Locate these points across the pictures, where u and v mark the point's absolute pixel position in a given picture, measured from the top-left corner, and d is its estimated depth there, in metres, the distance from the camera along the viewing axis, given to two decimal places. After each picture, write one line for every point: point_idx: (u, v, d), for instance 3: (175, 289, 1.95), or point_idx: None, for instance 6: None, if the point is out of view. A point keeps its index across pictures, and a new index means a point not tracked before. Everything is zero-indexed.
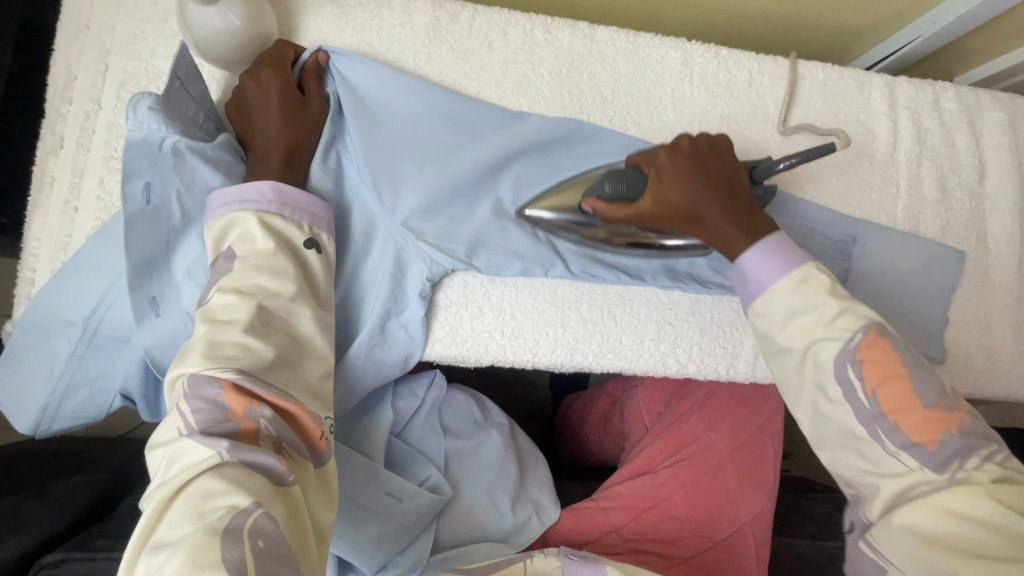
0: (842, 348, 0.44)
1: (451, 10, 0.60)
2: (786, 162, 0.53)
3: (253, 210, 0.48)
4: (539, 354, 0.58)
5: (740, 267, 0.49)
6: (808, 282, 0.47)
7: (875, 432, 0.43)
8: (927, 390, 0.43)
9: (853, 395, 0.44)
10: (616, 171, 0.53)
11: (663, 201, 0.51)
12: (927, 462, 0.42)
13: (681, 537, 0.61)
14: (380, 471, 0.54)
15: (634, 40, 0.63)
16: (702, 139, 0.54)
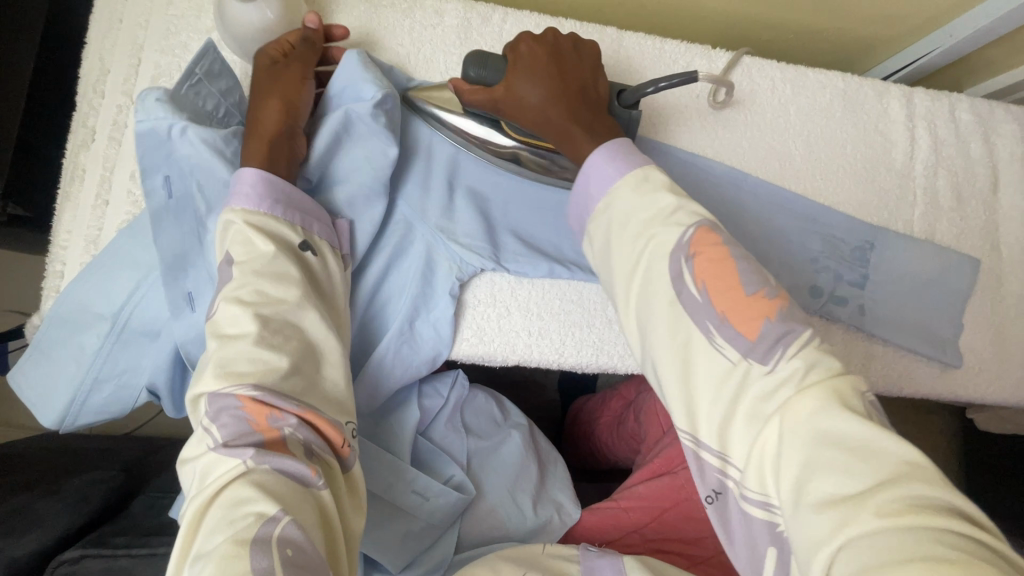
0: (676, 244, 0.40)
1: (481, 12, 0.61)
2: (654, 84, 0.53)
3: (242, 209, 0.45)
4: (565, 354, 0.58)
5: (586, 167, 0.47)
6: (648, 181, 0.45)
7: (709, 329, 0.38)
8: (751, 278, 0.38)
9: (684, 290, 0.39)
10: (479, 55, 0.52)
11: (515, 90, 0.50)
12: (751, 354, 0.36)
13: (701, 537, 0.61)
14: (405, 469, 0.54)
15: (660, 46, 0.64)
16: (566, 38, 0.53)
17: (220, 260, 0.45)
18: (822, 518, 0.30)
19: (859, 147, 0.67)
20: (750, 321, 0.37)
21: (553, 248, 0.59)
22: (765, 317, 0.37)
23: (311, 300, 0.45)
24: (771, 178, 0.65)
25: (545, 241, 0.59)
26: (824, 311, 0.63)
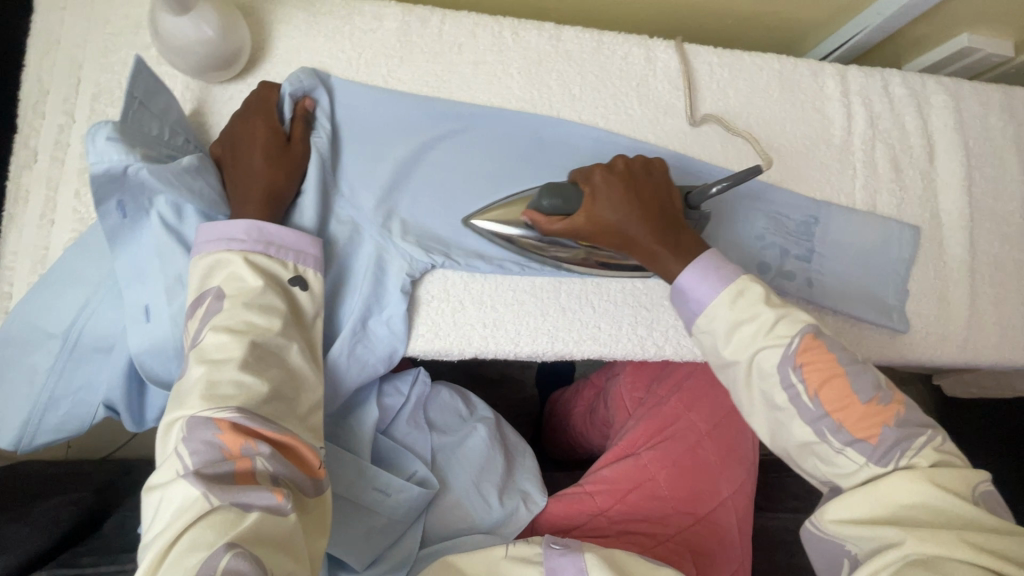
0: (784, 355, 0.48)
1: (420, 14, 0.62)
2: (715, 186, 0.54)
3: (239, 251, 0.49)
4: (521, 344, 0.59)
5: (678, 286, 0.52)
6: (745, 295, 0.50)
7: (823, 431, 0.47)
8: (864, 386, 0.48)
9: (798, 398, 0.48)
10: (555, 185, 0.54)
11: (596, 218, 0.53)
12: (873, 459, 0.46)
13: (665, 516, 0.63)
14: (368, 469, 0.55)
15: (598, 39, 0.66)
16: (636, 163, 0.56)
17: (201, 294, 0.47)
18: (896, 533, 0.42)
19: (799, 127, 0.70)
20: (868, 429, 0.47)
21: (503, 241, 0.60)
22: (883, 423, 0.47)
23: (293, 334, 0.48)
24: (715, 161, 0.66)
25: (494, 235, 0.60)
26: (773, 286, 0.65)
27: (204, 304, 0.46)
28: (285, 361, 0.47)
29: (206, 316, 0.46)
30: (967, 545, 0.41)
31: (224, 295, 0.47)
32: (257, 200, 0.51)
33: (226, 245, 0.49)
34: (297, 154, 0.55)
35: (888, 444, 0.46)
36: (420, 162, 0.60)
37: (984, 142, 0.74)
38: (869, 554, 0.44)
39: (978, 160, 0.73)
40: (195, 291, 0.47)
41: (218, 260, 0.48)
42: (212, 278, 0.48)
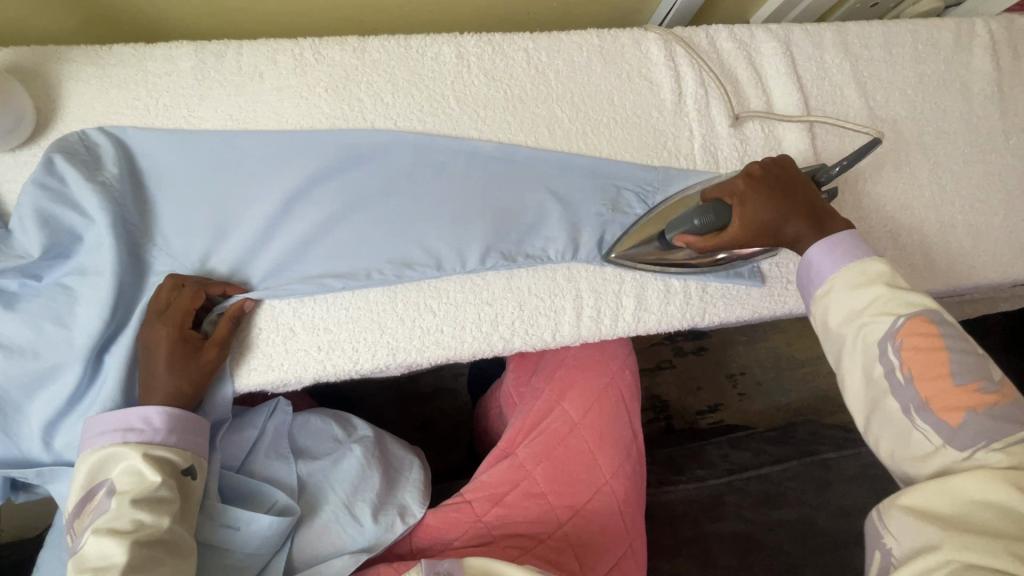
0: (888, 330, 0.50)
1: (214, 49, 0.61)
2: (840, 163, 0.61)
3: (137, 443, 0.49)
4: (360, 362, 0.59)
5: (808, 263, 0.56)
6: (867, 274, 0.53)
7: (908, 409, 0.48)
8: (962, 370, 0.47)
9: (891, 373, 0.49)
10: (702, 206, 0.58)
11: (752, 222, 0.57)
12: (950, 441, 0.46)
13: (543, 512, 0.62)
14: (212, 505, 0.55)
15: (405, 43, 0.65)
16: (775, 162, 0.60)
17: (100, 485, 0.49)
18: (938, 537, 0.42)
19: (628, 98, 0.69)
20: (951, 410, 0.46)
21: (329, 263, 0.60)
22: (970, 409, 0.46)
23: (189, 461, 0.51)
24: (544, 145, 0.66)
25: (318, 258, 0.60)
26: (616, 259, 0.64)
27: (100, 471, 0.49)
28: (167, 473, 0.49)
29: (96, 515, 0.47)
30: (1016, 558, 0.39)
31: (118, 469, 0.49)
32: (161, 398, 0.51)
33: (121, 438, 0.49)
34: (206, 362, 0.52)
35: (973, 428, 0.45)
36: (230, 194, 0.59)
37: (823, 82, 0.74)
38: (908, 553, 0.43)
39: (819, 100, 0.73)
40: (87, 483, 0.48)
41: (113, 455, 0.49)
42: (107, 471, 0.49)
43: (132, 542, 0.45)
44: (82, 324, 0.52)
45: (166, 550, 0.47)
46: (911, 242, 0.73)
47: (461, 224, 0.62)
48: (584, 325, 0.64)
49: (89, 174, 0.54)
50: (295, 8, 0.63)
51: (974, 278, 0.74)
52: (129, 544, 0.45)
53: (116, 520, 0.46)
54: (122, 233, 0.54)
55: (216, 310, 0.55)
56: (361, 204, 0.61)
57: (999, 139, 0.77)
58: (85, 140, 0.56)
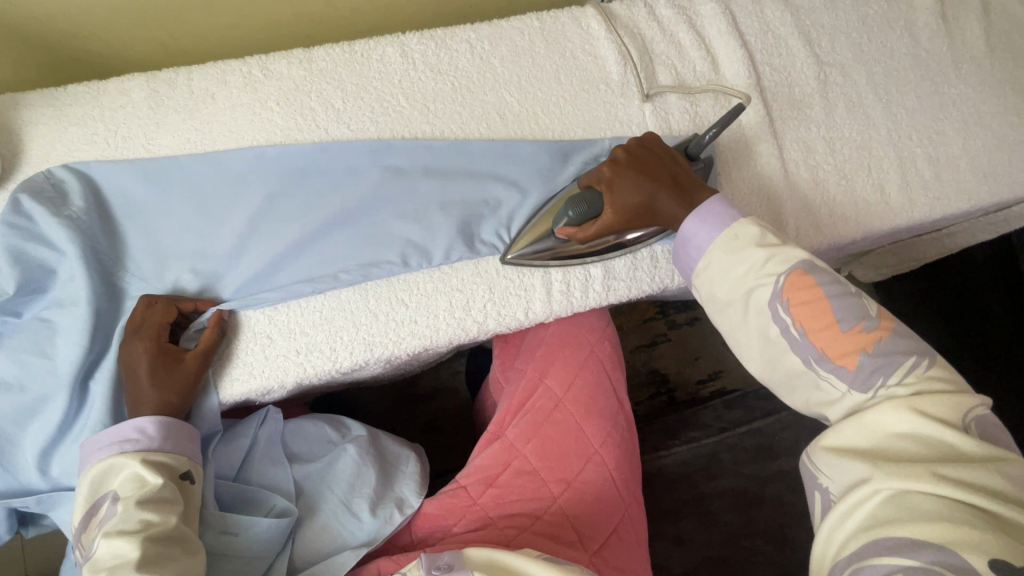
0: (772, 292, 0.50)
1: (165, 78, 0.63)
2: (708, 133, 0.62)
3: (135, 452, 0.50)
4: (340, 360, 0.60)
5: (687, 239, 0.56)
6: (740, 238, 0.53)
7: (808, 362, 0.48)
8: (846, 315, 0.48)
9: (786, 332, 0.49)
10: (573, 196, 0.59)
11: (623, 207, 0.58)
12: (854, 385, 0.46)
13: (537, 489, 0.62)
14: (211, 514, 0.56)
15: (350, 49, 0.67)
16: (639, 141, 0.61)
17: (103, 496, 0.49)
18: (866, 468, 0.41)
19: (573, 75, 0.70)
20: (844, 355, 0.47)
21: (301, 269, 0.61)
22: (861, 350, 0.46)
23: (186, 465, 0.52)
24: (496, 129, 0.67)
25: (289, 266, 0.61)
26: None
27: (103, 482, 0.50)
28: (168, 477, 0.51)
29: (105, 522, 0.48)
30: (939, 478, 0.39)
31: (118, 479, 0.50)
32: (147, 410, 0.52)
33: (119, 449, 0.51)
34: (187, 371, 0.54)
35: (866, 368, 0.46)
36: (196, 215, 0.60)
37: (766, 35, 0.74)
38: (843, 490, 0.42)
39: (764, 54, 0.74)
40: (92, 497, 0.49)
41: (113, 466, 0.50)
42: (108, 482, 0.50)
43: (144, 539, 0.46)
44: (64, 353, 0.54)
45: (177, 546, 0.48)
46: (871, 182, 0.74)
47: (424, 217, 0.63)
48: (555, 300, 0.65)
49: (57, 210, 0.56)
50: (241, 27, 0.66)
51: (938, 210, 0.75)
52: (142, 542, 0.46)
53: (124, 522, 0.47)
54: (93, 262, 0.56)
55: (194, 326, 0.58)
56: (323, 207, 0.62)
57: (950, 70, 0.77)
58: (52, 177, 0.58)
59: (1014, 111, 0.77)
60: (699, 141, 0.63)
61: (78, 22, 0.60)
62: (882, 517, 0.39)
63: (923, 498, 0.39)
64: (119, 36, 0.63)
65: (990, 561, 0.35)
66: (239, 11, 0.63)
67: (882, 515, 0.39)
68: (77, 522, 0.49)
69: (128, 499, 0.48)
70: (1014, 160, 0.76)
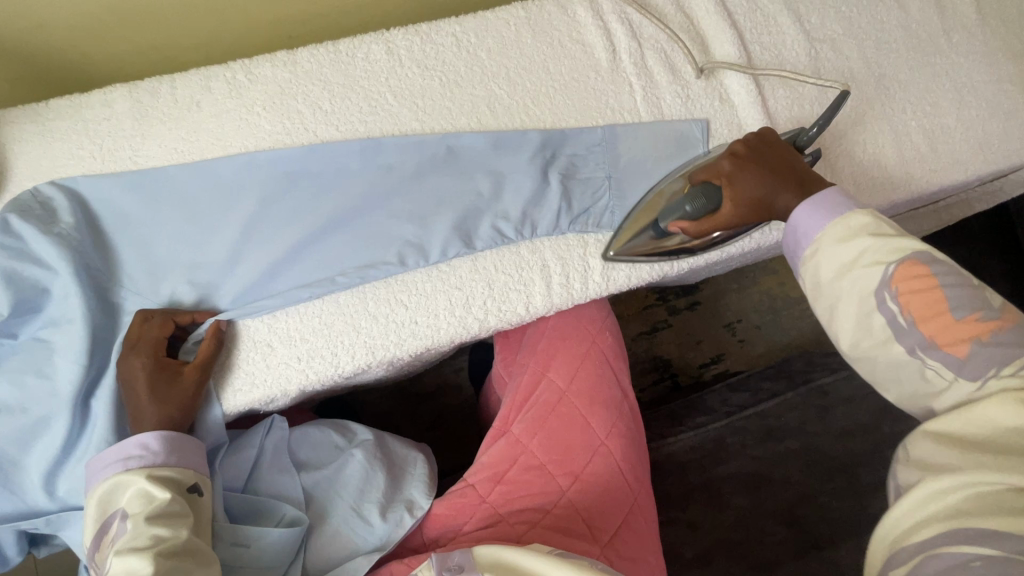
0: (880, 280, 0.47)
1: (148, 88, 0.62)
2: (818, 124, 0.63)
3: (139, 468, 0.50)
4: (342, 365, 0.60)
5: (794, 225, 0.53)
6: (852, 226, 0.50)
7: (914, 349, 0.46)
8: (960, 302, 0.45)
9: (893, 322, 0.46)
10: (693, 190, 0.60)
11: (742, 203, 0.58)
12: (961, 373, 0.44)
13: (545, 484, 0.62)
14: (221, 528, 0.56)
15: (334, 49, 0.65)
16: (759, 137, 0.61)
17: (113, 514, 0.49)
18: None
19: (561, 64, 0.69)
20: (955, 342, 0.44)
21: (297, 275, 0.61)
22: (974, 340, 0.44)
23: (191, 479, 0.52)
24: (487, 123, 0.66)
25: (285, 273, 0.60)
26: (576, 227, 0.65)
27: (111, 501, 0.50)
28: (175, 491, 0.50)
29: (115, 541, 0.48)
30: None
31: (125, 498, 0.49)
32: (150, 426, 0.52)
33: (124, 467, 0.50)
34: (187, 385, 0.54)
35: (977, 356, 0.43)
36: (188, 226, 0.60)
37: (755, 14, 0.73)
38: None
39: (753, 33, 0.73)
40: (101, 517, 0.49)
41: (119, 483, 0.50)
42: (116, 500, 0.50)
43: (154, 554, 0.45)
44: (62, 373, 0.53)
45: (190, 559, 0.47)
46: (868, 157, 0.73)
47: (419, 216, 0.63)
48: (555, 293, 0.64)
49: (45, 227, 0.55)
50: (224, 32, 0.65)
51: (936, 181, 0.74)
52: (154, 558, 0.45)
53: (133, 539, 0.47)
54: (85, 279, 0.56)
55: (192, 338, 0.57)
56: (317, 210, 0.61)
57: (941, 40, 0.76)
58: (39, 196, 0.57)
59: (1007, 79, 0.76)
60: (804, 133, 0.64)
61: (56, 35, 0.59)
62: (961, 508, 0.39)
63: (1007, 494, 0.38)
64: (100, 48, 0.62)
65: None
66: (223, 15, 0.63)
67: (960, 505, 0.39)
68: (88, 543, 0.49)
69: (137, 517, 0.48)
70: (1009, 128, 0.76)
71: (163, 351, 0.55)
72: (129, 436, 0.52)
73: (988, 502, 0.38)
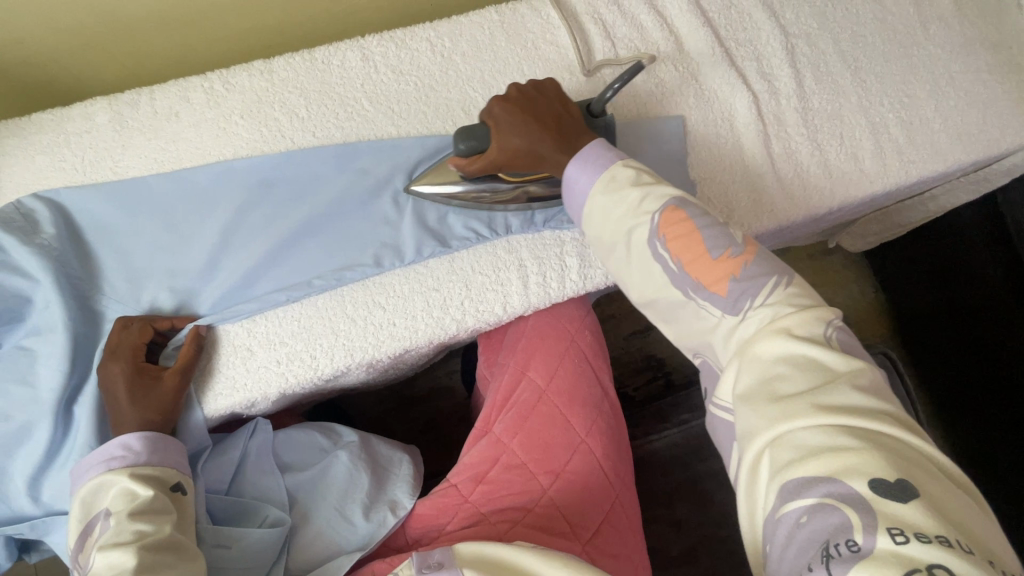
0: (650, 230, 0.49)
1: (128, 100, 0.64)
2: (612, 88, 0.59)
3: (121, 468, 0.51)
4: (321, 367, 0.60)
5: (573, 182, 0.54)
6: (618, 179, 0.52)
7: (688, 293, 0.47)
8: (713, 242, 0.47)
9: (665, 267, 0.48)
10: (465, 129, 0.58)
11: (506, 145, 0.57)
12: (726, 310, 0.45)
13: (526, 482, 0.63)
14: (205, 529, 0.57)
15: (310, 57, 0.66)
16: (526, 87, 0.60)
17: (97, 514, 0.50)
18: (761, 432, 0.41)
19: (535, 66, 0.70)
20: (717, 281, 0.46)
21: (275, 280, 0.61)
22: (730, 276, 0.46)
23: (174, 477, 0.53)
24: (462, 125, 0.67)
25: (263, 279, 0.61)
26: (552, 225, 0.65)
27: (93, 502, 0.51)
28: (158, 490, 0.51)
29: (98, 538, 0.48)
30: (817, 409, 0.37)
31: (109, 497, 0.50)
32: (130, 429, 0.53)
33: (107, 467, 0.51)
34: (167, 387, 0.55)
35: (736, 292, 0.45)
36: (167, 234, 0.61)
37: (729, 10, 0.74)
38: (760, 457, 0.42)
39: (728, 29, 0.73)
40: (85, 518, 0.50)
41: (101, 484, 0.51)
42: (99, 500, 0.51)
43: (138, 548, 0.46)
44: (44, 380, 0.55)
45: (172, 554, 0.48)
46: (845, 150, 0.73)
47: (394, 219, 0.64)
48: (532, 292, 0.65)
49: (27, 238, 0.57)
50: (201, 43, 0.66)
51: (914, 172, 0.74)
52: (136, 551, 0.46)
53: (117, 536, 0.47)
54: (67, 288, 0.57)
55: (172, 343, 0.58)
56: (292, 216, 0.62)
57: (918, 31, 0.76)
58: (22, 208, 0.58)
59: (985, 68, 0.76)
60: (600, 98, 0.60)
61: (38, 52, 0.60)
62: (779, 462, 0.37)
63: (806, 434, 0.36)
64: (84, 62, 0.63)
65: (871, 484, 0.33)
66: (199, 29, 0.64)
67: (780, 457, 0.37)
68: (73, 543, 0.50)
69: (121, 514, 0.48)
70: (988, 117, 0.75)
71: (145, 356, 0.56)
72: (110, 438, 0.53)
73: (788, 446, 0.37)
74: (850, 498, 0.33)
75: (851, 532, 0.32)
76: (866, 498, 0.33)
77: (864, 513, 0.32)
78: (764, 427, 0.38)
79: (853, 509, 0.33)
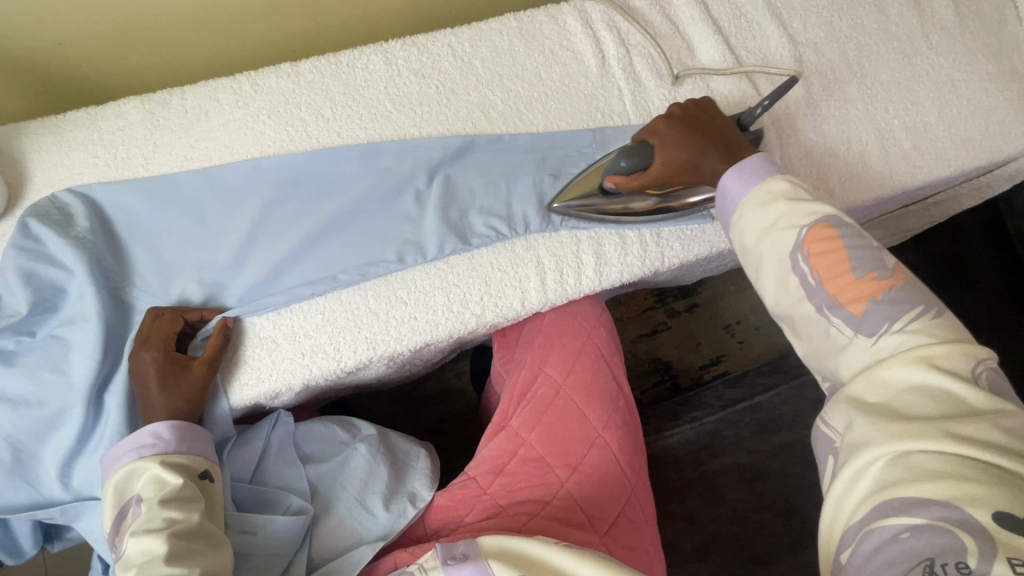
0: (794, 243, 0.49)
1: (159, 100, 0.66)
2: (761, 105, 0.63)
3: (152, 456, 0.52)
4: (344, 360, 0.62)
5: (725, 191, 0.55)
6: (772, 190, 0.52)
7: (822, 309, 0.47)
8: (860, 263, 0.46)
9: (805, 281, 0.48)
10: (627, 147, 0.61)
11: (672, 161, 0.60)
12: (860, 329, 0.44)
13: (544, 475, 0.64)
14: (230, 516, 0.58)
15: (336, 60, 0.69)
16: (690, 105, 0.63)
17: (129, 500, 0.51)
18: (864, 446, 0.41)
19: (553, 71, 0.72)
20: (856, 300, 0.45)
21: (299, 275, 0.63)
22: (868, 297, 0.45)
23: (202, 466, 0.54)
24: (482, 126, 0.69)
25: (288, 274, 0.63)
26: (569, 224, 0.67)
27: (124, 488, 0.52)
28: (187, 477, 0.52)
29: (130, 524, 0.49)
30: (952, 438, 0.37)
31: (139, 484, 0.51)
32: (159, 417, 0.54)
33: (138, 454, 0.52)
34: (195, 377, 0.56)
35: (875, 313, 0.44)
36: (196, 229, 0.62)
37: (739, 19, 0.76)
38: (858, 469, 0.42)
39: (738, 38, 0.76)
40: (116, 504, 0.51)
41: (133, 471, 0.52)
42: (130, 487, 0.52)
43: (168, 535, 0.48)
44: (76, 368, 0.56)
45: (201, 541, 0.49)
46: (853, 155, 0.76)
47: (416, 217, 0.65)
48: (549, 288, 0.66)
49: (62, 230, 0.59)
50: (231, 46, 0.68)
51: (920, 177, 0.76)
52: (167, 538, 0.47)
53: (148, 522, 0.48)
54: (100, 280, 0.59)
55: (200, 334, 0.60)
56: (317, 212, 0.64)
57: (921, 42, 0.79)
58: (57, 202, 0.60)
59: (987, 77, 0.79)
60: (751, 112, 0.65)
61: (75, 52, 0.63)
62: (886, 479, 0.38)
63: (928, 459, 0.37)
64: (118, 63, 0.66)
65: (993, 515, 0.33)
66: (230, 31, 0.66)
67: (888, 476, 0.38)
68: (106, 529, 0.51)
69: (152, 501, 0.50)
70: (990, 125, 0.78)
71: (174, 347, 0.57)
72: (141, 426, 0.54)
73: (902, 466, 0.37)
74: (966, 525, 0.34)
75: (963, 555, 0.33)
76: (985, 526, 0.33)
77: (980, 540, 0.33)
78: (879, 443, 0.39)
79: (967, 535, 0.33)
